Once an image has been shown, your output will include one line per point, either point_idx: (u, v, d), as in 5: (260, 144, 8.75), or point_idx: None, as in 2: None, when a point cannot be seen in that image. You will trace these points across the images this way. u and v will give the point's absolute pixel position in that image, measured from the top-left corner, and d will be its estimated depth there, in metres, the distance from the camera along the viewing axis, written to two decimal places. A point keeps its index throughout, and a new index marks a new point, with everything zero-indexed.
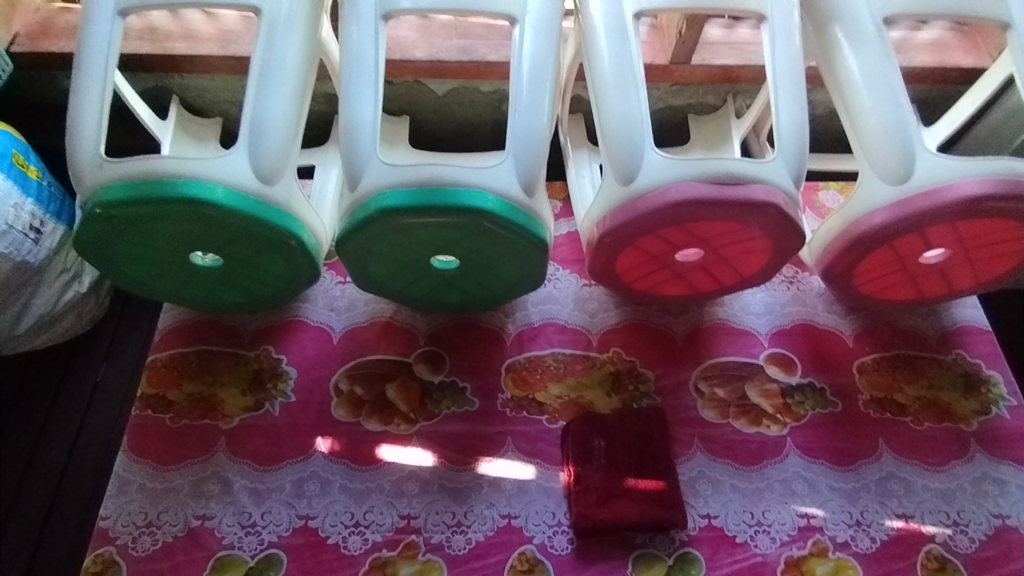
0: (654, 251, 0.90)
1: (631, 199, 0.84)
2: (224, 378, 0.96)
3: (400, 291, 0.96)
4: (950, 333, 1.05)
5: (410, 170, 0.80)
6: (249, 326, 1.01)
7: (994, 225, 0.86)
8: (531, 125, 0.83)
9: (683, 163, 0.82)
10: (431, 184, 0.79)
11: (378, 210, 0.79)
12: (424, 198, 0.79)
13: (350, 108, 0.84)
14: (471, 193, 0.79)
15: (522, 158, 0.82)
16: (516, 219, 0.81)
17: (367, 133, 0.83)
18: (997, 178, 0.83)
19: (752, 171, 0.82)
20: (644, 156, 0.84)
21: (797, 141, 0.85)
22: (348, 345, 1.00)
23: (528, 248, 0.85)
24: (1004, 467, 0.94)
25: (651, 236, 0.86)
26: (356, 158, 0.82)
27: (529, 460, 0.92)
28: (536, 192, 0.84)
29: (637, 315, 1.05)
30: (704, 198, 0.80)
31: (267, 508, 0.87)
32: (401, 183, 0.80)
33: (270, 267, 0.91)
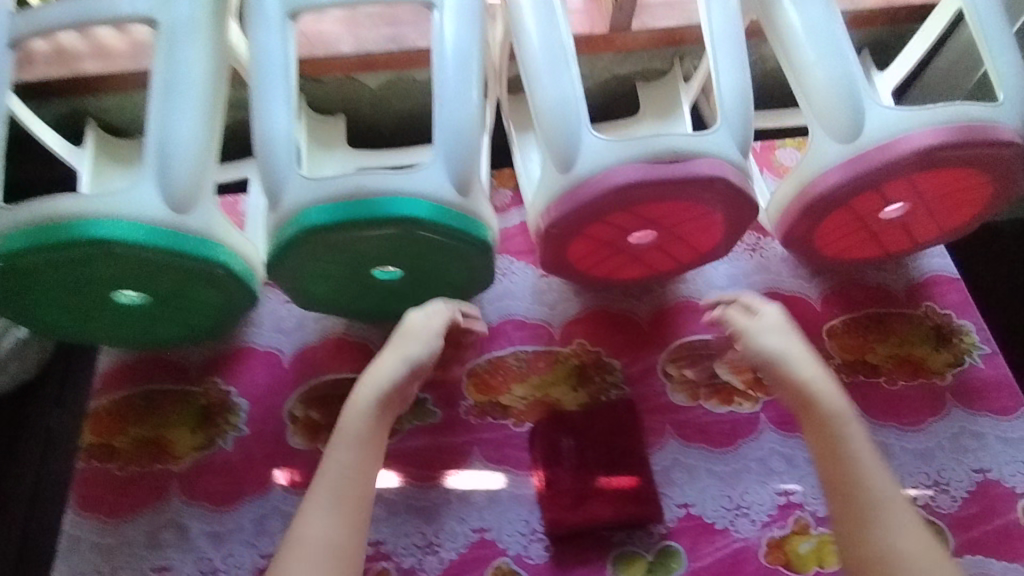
0: (607, 238, 0.85)
1: (573, 187, 0.78)
2: (171, 417, 0.91)
3: (345, 306, 0.90)
4: (920, 285, 1.02)
5: (328, 183, 0.74)
6: (194, 357, 0.95)
7: (953, 174, 0.81)
8: (459, 118, 0.76)
9: (622, 144, 0.77)
10: (353, 197, 0.73)
11: (302, 230, 0.74)
12: (346, 212, 0.73)
13: (263, 120, 0.77)
14: (400, 201, 0.74)
15: (452, 154, 0.76)
16: (451, 223, 0.76)
17: (282, 144, 0.76)
18: (952, 126, 0.78)
19: (696, 146, 0.76)
20: (582, 139, 0.78)
21: (741, 107, 0.80)
22: (301, 367, 0.94)
23: (470, 250, 0.80)
24: (981, 419, 0.92)
25: (598, 222, 0.81)
26: (273, 173, 0.76)
27: (498, 468, 0.89)
28: (470, 190, 0.78)
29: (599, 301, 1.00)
30: (648, 179, 0.75)
31: (228, 551, 0.83)
32: (322, 199, 0.74)
33: (202, 298, 0.85)
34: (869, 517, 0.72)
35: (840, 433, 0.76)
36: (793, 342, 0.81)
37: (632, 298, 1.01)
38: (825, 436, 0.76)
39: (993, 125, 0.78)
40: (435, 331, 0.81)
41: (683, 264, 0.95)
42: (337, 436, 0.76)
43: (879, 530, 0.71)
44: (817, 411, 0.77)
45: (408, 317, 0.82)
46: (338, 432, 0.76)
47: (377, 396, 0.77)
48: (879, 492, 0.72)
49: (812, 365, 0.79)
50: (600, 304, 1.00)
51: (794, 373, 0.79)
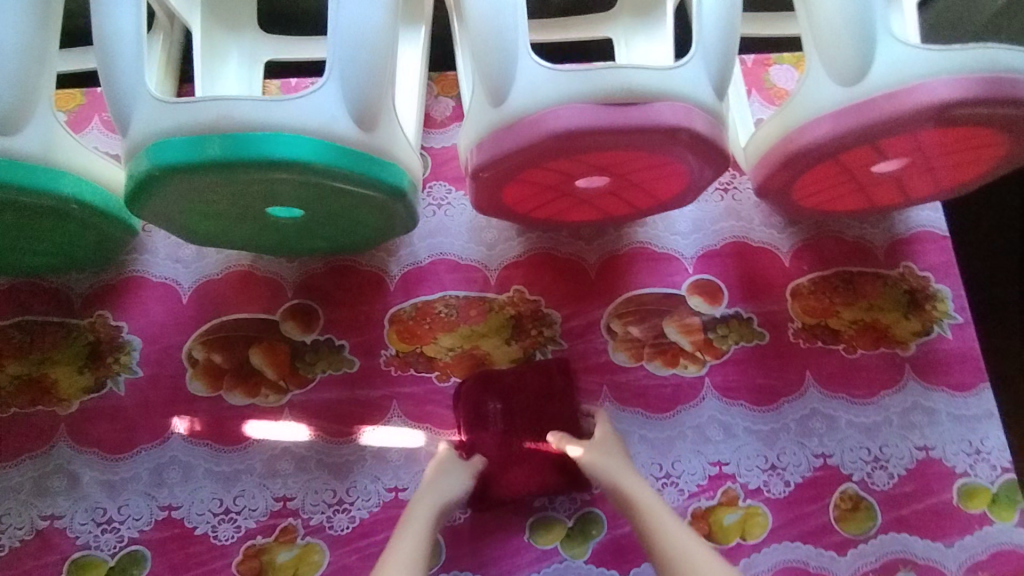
0: (547, 182, 0.71)
1: (505, 124, 0.63)
2: (54, 354, 0.82)
3: (242, 242, 0.77)
4: (901, 242, 0.92)
5: (188, 107, 0.58)
6: (79, 288, 0.84)
7: (965, 133, 0.68)
8: (362, 29, 0.60)
9: (569, 76, 0.61)
10: (218, 129, 0.58)
11: (156, 167, 0.58)
12: (212, 149, 0.58)
13: (106, 16, 0.60)
14: (281, 138, 0.58)
15: (350, 76, 0.60)
16: (350, 166, 0.61)
17: (129, 48, 0.60)
18: (976, 76, 0.63)
19: (659, 83, 0.61)
20: (519, 64, 0.62)
21: (724, 32, 0.63)
22: (200, 304, 0.84)
23: (377, 197, 0.65)
24: (936, 395, 0.87)
25: (536, 167, 0.66)
26: (120, 87, 0.60)
27: (418, 425, 0.82)
28: (377, 123, 0.63)
29: (544, 243, 0.89)
30: (595, 123, 0.61)
31: (123, 502, 0.78)
32: (177, 131, 0.58)
33: (64, 230, 0.72)
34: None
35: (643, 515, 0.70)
36: (616, 454, 0.76)
37: (581, 242, 0.90)
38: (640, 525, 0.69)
39: None
40: (464, 466, 0.76)
41: (640, 210, 0.82)
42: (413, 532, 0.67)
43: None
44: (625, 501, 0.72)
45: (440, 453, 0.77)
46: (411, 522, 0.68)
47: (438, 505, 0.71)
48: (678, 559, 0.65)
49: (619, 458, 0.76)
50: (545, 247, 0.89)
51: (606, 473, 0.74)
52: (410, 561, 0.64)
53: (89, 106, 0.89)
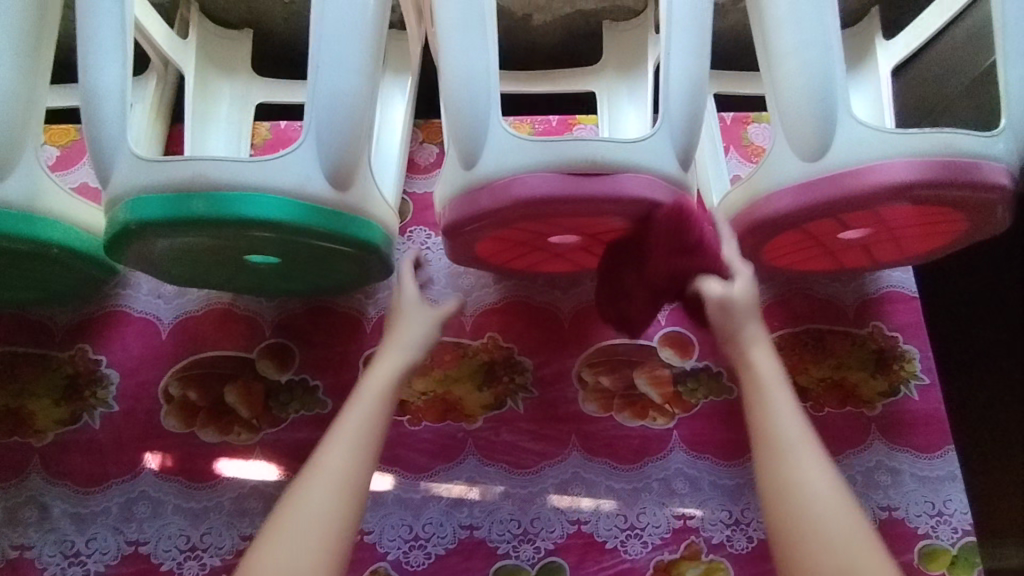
0: (519, 239, 0.73)
1: (475, 187, 0.66)
2: (34, 385, 0.84)
3: (222, 284, 0.79)
4: (872, 300, 0.94)
5: (166, 164, 0.61)
6: (61, 321, 0.86)
7: (926, 210, 0.70)
8: (337, 94, 0.62)
9: (537, 145, 0.63)
10: (193, 188, 0.61)
11: (133, 221, 0.61)
12: (189, 207, 0.60)
13: (88, 75, 0.63)
14: (254, 198, 0.61)
15: (326, 138, 0.62)
16: (322, 225, 0.63)
17: (112, 106, 0.63)
18: (930, 158, 0.66)
19: (623, 156, 0.63)
20: (489, 132, 0.65)
21: (689, 107, 0.66)
22: (178, 340, 0.86)
23: (348, 251, 0.68)
24: (901, 455, 0.88)
25: (506, 226, 0.68)
26: (104, 140, 0.63)
27: (387, 468, 0.83)
28: (351, 184, 0.65)
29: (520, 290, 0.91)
30: (559, 190, 0.63)
31: (92, 535, 0.79)
32: (154, 188, 0.61)
33: (44, 270, 0.75)
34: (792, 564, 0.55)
35: (785, 464, 0.57)
36: (754, 327, 0.64)
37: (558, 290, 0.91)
38: (776, 475, 0.57)
39: (980, 162, 0.67)
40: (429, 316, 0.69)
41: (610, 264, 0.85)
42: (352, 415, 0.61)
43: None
44: (773, 442, 0.58)
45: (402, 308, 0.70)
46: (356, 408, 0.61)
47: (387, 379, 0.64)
48: (823, 540, 0.53)
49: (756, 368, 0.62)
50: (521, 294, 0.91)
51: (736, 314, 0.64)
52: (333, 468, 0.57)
53: (82, 142, 0.91)
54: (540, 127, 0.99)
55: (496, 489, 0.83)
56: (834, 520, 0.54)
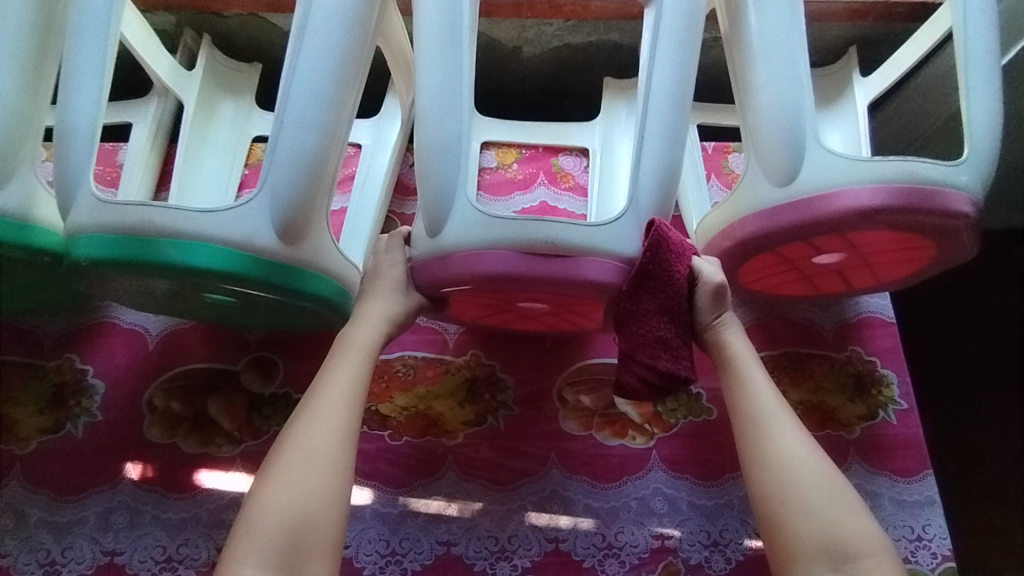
0: (489, 303, 0.75)
1: (440, 250, 0.68)
2: (19, 394, 0.84)
3: (189, 313, 0.84)
4: (850, 326, 0.96)
5: (121, 207, 0.67)
6: (49, 331, 0.88)
7: (894, 236, 0.72)
8: (300, 155, 0.66)
9: (496, 221, 0.66)
10: (141, 232, 0.67)
11: (87, 258, 0.67)
12: (137, 250, 0.67)
13: (65, 106, 0.68)
14: (199, 247, 0.67)
15: (280, 190, 0.67)
16: (264, 275, 0.69)
17: (81, 140, 0.67)
18: (896, 185, 0.67)
19: (583, 240, 0.66)
20: (454, 204, 0.67)
21: (659, 176, 0.68)
22: (165, 351, 0.88)
23: (290, 298, 0.73)
24: (880, 479, 0.88)
25: (477, 293, 0.71)
26: (69, 175, 0.68)
27: (366, 483, 0.84)
28: (299, 239, 0.71)
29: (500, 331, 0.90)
30: (518, 274, 0.65)
31: (68, 544, 0.79)
32: (107, 228, 0.67)
33: (36, 279, 0.77)
34: (776, 520, 0.66)
35: (763, 436, 0.69)
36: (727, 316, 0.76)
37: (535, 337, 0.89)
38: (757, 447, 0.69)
39: (944, 189, 0.68)
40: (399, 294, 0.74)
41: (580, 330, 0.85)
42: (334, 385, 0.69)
43: (796, 525, 0.65)
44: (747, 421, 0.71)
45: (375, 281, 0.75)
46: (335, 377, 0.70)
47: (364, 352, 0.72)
48: (794, 493, 0.66)
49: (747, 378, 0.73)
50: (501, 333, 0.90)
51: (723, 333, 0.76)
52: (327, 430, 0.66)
53: None
54: (528, 151, 1.03)
55: (474, 505, 0.83)
56: (802, 474, 0.67)
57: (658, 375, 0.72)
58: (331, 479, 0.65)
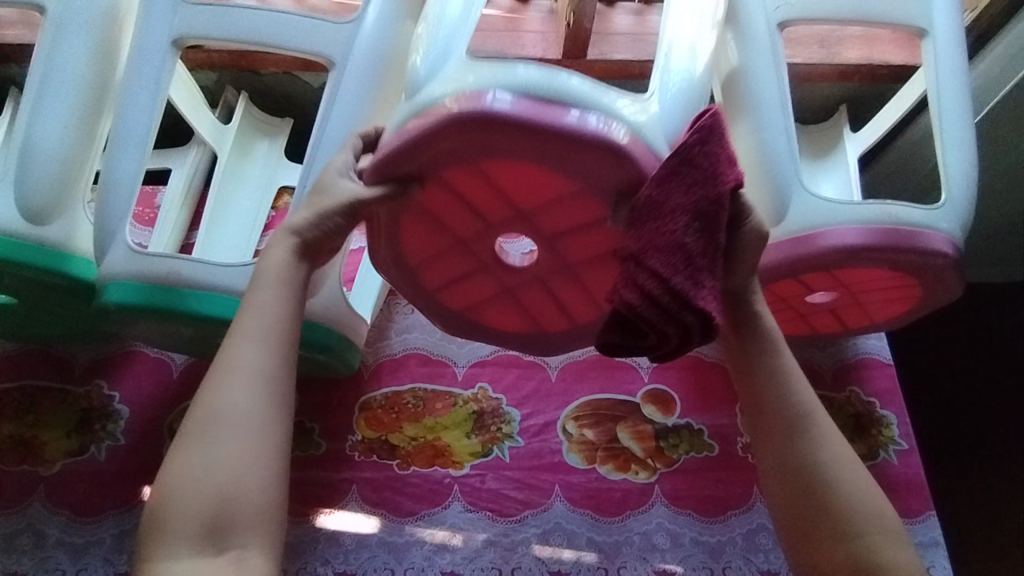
0: (450, 220, 0.68)
1: (416, 110, 0.60)
2: (48, 418, 0.89)
3: (203, 355, 0.84)
4: (849, 366, 0.98)
5: (152, 258, 0.66)
6: (82, 358, 0.93)
7: (881, 274, 0.75)
8: None
9: (494, 70, 0.58)
10: (170, 283, 0.66)
11: (117, 304, 0.66)
12: (163, 300, 0.66)
13: (112, 154, 0.70)
14: (224, 299, 0.67)
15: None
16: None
17: (121, 188, 0.70)
18: (879, 225, 0.72)
19: (595, 93, 0.57)
20: (444, 68, 0.61)
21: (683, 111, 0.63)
22: (188, 379, 0.92)
23: None
24: None
25: (446, 179, 0.63)
26: (107, 221, 0.69)
27: (374, 511, 0.85)
28: None
29: (473, 334, 0.84)
30: (516, 129, 0.56)
31: (83, 565, 0.81)
32: (137, 275, 0.66)
33: (70, 310, 0.80)
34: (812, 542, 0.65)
35: (801, 446, 0.67)
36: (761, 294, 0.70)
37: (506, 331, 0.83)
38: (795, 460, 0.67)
39: (925, 232, 0.72)
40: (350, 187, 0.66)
41: (561, 301, 0.76)
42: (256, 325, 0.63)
43: (833, 549, 0.64)
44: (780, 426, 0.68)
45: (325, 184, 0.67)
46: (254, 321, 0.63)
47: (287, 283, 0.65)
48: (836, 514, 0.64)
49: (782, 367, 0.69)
50: (469, 335, 0.84)
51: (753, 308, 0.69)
52: (246, 382, 0.60)
53: None
54: None
55: (478, 536, 0.84)
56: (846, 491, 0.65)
57: (664, 291, 0.55)
58: (259, 440, 0.59)
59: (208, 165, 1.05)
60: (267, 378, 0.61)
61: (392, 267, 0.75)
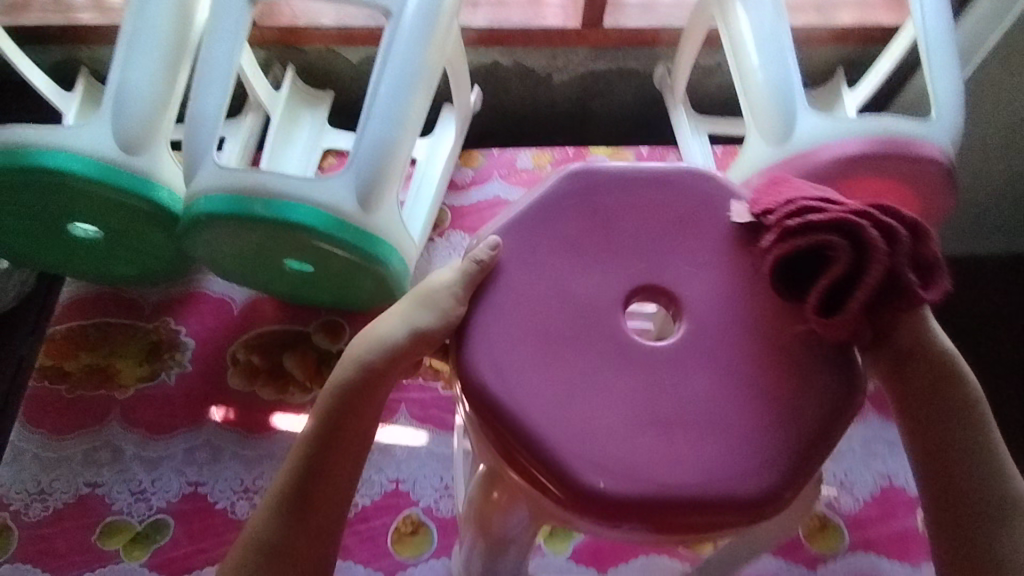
0: (571, 281, 0.56)
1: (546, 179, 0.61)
2: (121, 349, 0.97)
3: (262, 285, 0.92)
4: None
5: (238, 173, 0.75)
6: (150, 299, 1.00)
7: (882, 185, 0.82)
8: (383, 135, 0.76)
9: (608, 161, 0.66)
10: (253, 193, 0.74)
11: (204, 213, 0.75)
12: (246, 207, 0.74)
13: (198, 93, 0.80)
14: (299, 207, 0.74)
15: (363, 171, 0.76)
16: (348, 238, 0.76)
17: (209, 121, 0.79)
18: (877, 137, 0.80)
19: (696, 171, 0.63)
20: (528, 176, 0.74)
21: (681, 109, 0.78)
22: (247, 316, 0.99)
23: (366, 266, 0.80)
24: (897, 428, 0.93)
25: (559, 230, 0.58)
26: (196, 148, 0.78)
27: (422, 426, 0.92)
28: (377, 207, 0.78)
29: (624, 489, 0.51)
30: (617, 172, 0.60)
31: (158, 475, 0.88)
32: (224, 188, 0.75)
33: (151, 242, 0.88)
34: None
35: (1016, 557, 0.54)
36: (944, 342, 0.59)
37: (667, 465, 0.52)
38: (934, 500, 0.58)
39: (914, 140, 0.80)
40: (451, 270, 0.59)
41: (740, 380, 0.54)
42: (288, 483, 0.57)
43: None
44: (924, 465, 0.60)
45: (415, 292, 0.60)
46: (289, 475, 0.57)
47: (325, 431, 0.57)
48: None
49: (982, 436, 0.56)
50: (614, 487, 0.50)
51: (929, 346, 0.58)
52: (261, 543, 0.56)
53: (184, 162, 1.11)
54: (558, 154, 1.12)
55: None
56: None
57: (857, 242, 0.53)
58: None
59: (259, 131, 1.13)
60: (289, 533, 0.56)
61: (495, 385, 0.53)
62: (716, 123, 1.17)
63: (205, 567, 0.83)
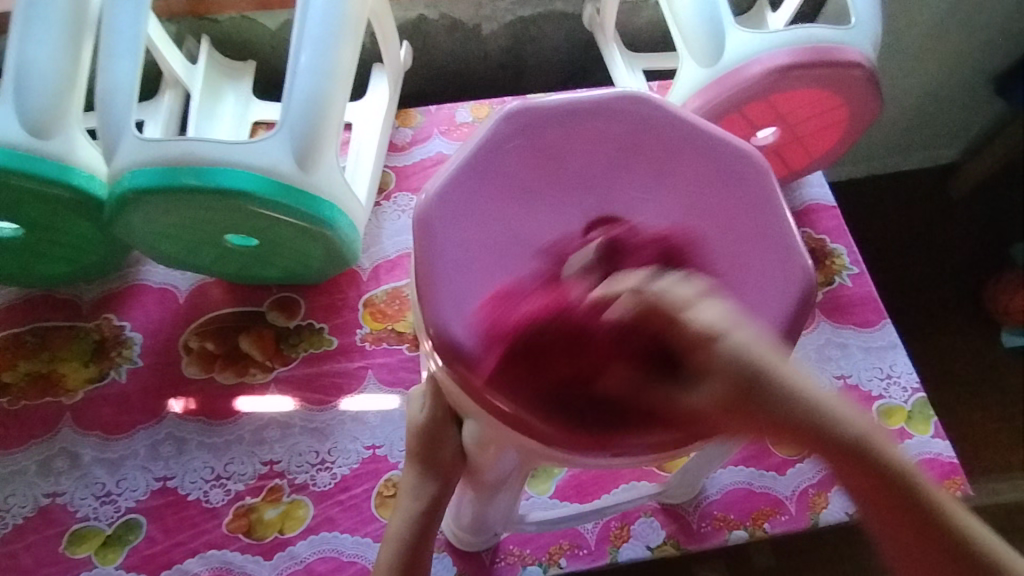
0: (520, 224, 0.57)
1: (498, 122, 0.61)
2: (64, 352, 0.91)
3: (207, 267, 0.89)
4: (800, 212, 1.05)
5: (164, 143, 0.71)
6: (86, 297, 0.95)
7: (810, 95, 0.84)
8: (313, 90, 0.73)
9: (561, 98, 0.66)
10: (182, 164, 0.71)
11: (130, 189, 0.71)
12: (177, 178, 0.70)
13: (107, 64, 0.74)
14: (233, 173, 0.71)
15: (297, 129, 0.73)
16: (289, 201, 0.73)
17: (123, 93, 0.74)
18: (800, 47, 0.81)
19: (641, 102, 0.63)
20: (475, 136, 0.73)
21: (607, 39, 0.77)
22: (194, 303, 0.95)
23: (312, 232, 0.78)
24: (846, 332, 0.97)
25: (503, 173, 0.58)
26: (115, 124, 0.74)
27: (392, 390, 0.91)
28: (315, 167, 0.75)
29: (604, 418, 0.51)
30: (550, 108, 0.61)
31: (122, 476, 0.85)
32: (150, 162, 0.71)
33: (78, 232, 0.83)
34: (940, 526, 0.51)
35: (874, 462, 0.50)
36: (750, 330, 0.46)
37: None
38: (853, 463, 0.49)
39: (838, 47, 0.82)
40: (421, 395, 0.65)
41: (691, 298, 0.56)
42: None
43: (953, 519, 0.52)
44: (859, 450, 0.49)
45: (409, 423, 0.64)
46: None
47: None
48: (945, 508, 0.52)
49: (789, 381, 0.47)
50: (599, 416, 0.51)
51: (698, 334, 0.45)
52: None
53: None
54: (495, 104, 1.10)
55: None
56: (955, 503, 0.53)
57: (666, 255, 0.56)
58: None
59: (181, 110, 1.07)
60: None
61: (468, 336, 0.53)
62: (648, 59, 1.17)
63: (186, 559, 0.81)
